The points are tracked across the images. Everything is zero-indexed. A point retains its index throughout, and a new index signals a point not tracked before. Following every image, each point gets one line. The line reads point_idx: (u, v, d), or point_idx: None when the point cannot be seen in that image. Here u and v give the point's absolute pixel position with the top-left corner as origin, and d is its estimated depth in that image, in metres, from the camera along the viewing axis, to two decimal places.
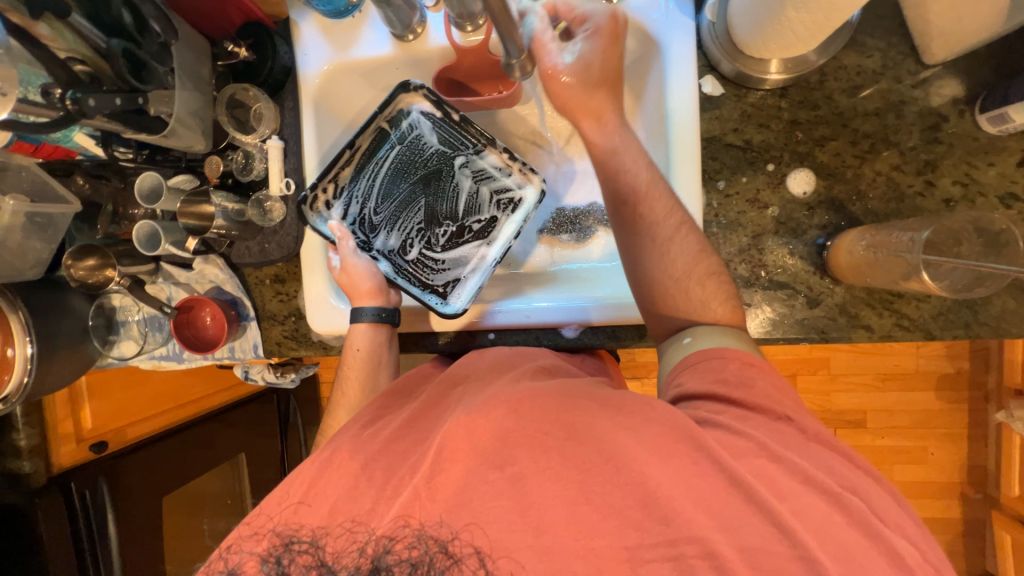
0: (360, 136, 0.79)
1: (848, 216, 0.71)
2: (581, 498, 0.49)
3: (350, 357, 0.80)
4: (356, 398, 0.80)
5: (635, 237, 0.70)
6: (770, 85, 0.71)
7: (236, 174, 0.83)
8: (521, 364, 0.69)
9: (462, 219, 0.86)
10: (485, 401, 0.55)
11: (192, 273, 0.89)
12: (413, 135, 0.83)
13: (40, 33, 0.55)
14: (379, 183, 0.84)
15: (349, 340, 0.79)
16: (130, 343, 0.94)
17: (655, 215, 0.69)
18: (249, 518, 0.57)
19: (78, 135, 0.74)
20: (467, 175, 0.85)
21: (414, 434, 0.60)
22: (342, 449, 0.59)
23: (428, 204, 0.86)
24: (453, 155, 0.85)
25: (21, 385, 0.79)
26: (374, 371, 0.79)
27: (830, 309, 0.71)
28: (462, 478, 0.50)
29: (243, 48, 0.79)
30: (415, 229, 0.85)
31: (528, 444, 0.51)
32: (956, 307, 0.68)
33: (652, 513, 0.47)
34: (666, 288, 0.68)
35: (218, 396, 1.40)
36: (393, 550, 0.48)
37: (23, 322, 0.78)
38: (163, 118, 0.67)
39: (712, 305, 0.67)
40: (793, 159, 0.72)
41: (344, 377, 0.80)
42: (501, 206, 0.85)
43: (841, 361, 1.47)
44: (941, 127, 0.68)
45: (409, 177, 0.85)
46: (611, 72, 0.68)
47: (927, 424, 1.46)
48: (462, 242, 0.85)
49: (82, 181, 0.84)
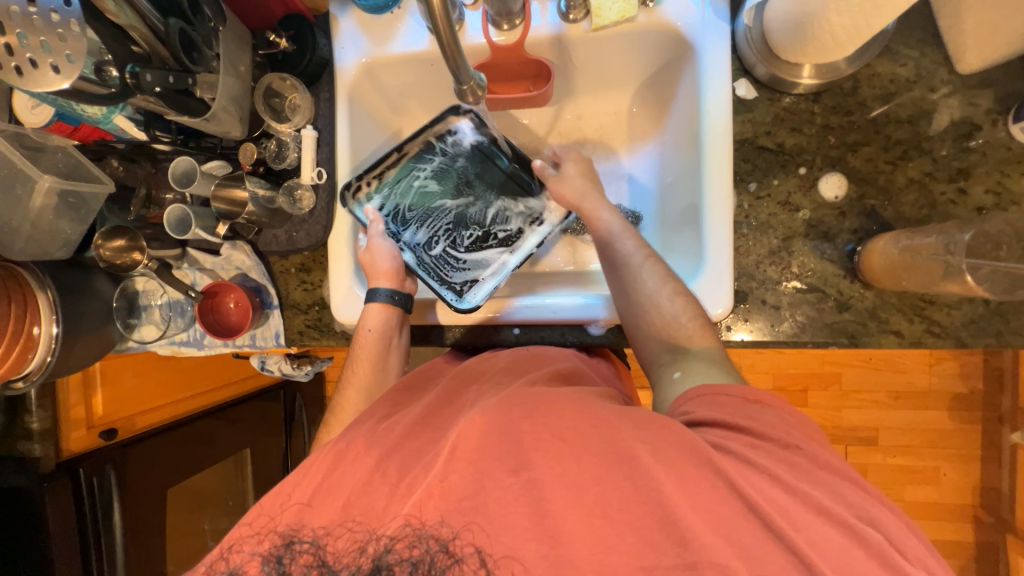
0: (408, 141, 0.82)
1: (880, 221, 0.71)
2: (596, 511, 0.48)
3: (361, 337, 0.79)
4: (366, 380, 0.80)
5: (613, 272, 0.75)
6: (803, 89, 0.72)
7: (269, 162, 0.84)
8: (538, 368, 0.69)
9: (489, 228, 0.87)
10: (509, 401, 0.55)
11: (219, 259, 0.88)
12: (457, 151, 0.86)
13: (105, 7, 0.53)
14: (420, 183, 0.87)
15: (363, 321, 0.79)
16: (151, 328, 0.94)
17: (628, 248, 0.75)
18: (248, 517, 0.55)
19: (119, 117, 0.75)
20: (501, 192, 0.87)
21: (430, 431, 0.59)
22: (356, 443, 0.58)
23: (458, 209, 0.87)
24: (490, 173, 0.87)
25: (44, 363, 0.79)
26: (385, 354, 0.79)
27: (860, 313, 0.71)
28: (475, 479, 0.49)
29: (284, 39, 0.80)
30: (443, 228, 0.87)
31: (545, 449, 0.50)
32: (988, 316, 0.68)
33: (667, 531, 0.47)
34: (643, 308, 0.71)
35: (226, 390, 1.40)
36: (393, 549, 0.47)
37: (50, 300, 0.79)
38: (205, 101, 0.69)
39: (682, 319, 0.69)
40: (825, 163, 0.72)
41: (353, 359, 0.80)
42: (530, 223, 0.86)
43: (852, 376, 1.46)
44: (973, 136, 0.69)
45: (446, 182, 0.87)
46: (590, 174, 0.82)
47: (939, 444, 1.44)
48: (486, 247, 0.86)
49: (116, 164, 0.85)
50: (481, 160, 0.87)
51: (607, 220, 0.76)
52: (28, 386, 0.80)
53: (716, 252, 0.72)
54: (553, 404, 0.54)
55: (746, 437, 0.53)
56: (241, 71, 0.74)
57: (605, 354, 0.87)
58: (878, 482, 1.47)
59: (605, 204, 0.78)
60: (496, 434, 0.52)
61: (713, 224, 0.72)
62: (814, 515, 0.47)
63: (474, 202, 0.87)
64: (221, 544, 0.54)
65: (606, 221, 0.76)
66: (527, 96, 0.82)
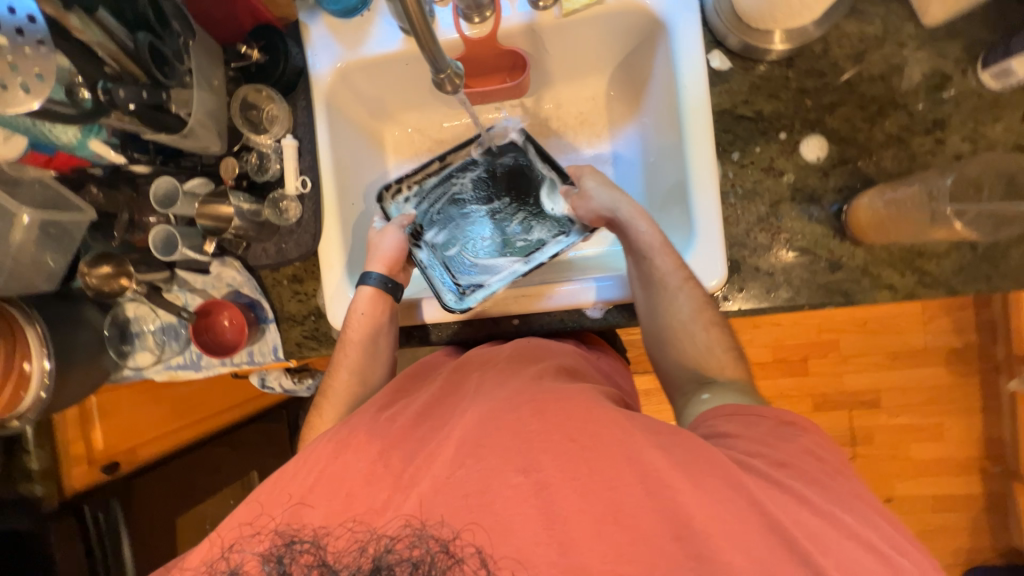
0: (451, 153, 0.88)
1: (863, 178, 0.72)
2: (607, 518, 0.47)
3: (351, 320, 0.79)
4: (356, 362, 0.79)
5: (646, 290, 0.74)
6: (774, 56, 0.73)
7: (251, 175, 0.83)
8: (545, 358, 0.69)
9: (511, 237, 0.88)
10: (513, 400, 0.56)
11: (209, 278, 0.87)
12: (494, 164, 0.90)
13: (71, 24, 0.53)
14: (456, 189, 0.90)
15: (354, 306, 0.79)
16: (145, 354, 0.92)
17: (666, 267, 0.73)
18: (246, 516, 0.53)
19: (94, 142, 0.73)
20: (530, 206, 0.88)
21: (431, 422, 0.59)
22: (359, 433, 0.57)
23: (480, 215, 0.89)
24: (518, 188, 0.89)
25: (38, 400, 0.78)
26: (376, 337, 0.79)
27: (853, 271, 0.72)
28: (481, 475, 0.49)
29: (256, 50, 0.81)
30: (463, 233, 0.89)
31: (552, 448, 0.50)
32: (977, 261, 0.69)
33: (667, 515, 0.47)
34: (676, 333, 0.73)
35: (229, 413, 1.32)
36: (393, 549, 0.47)
37: (39, 334, 0.77)
38: (182, 117, 0.67)
39: (715, 351, 0.72)
40: (804, 127, 0.73)
41: (343, 341, 0.79)
42: (556, 236, 0.86)
43: (851, 342, 1.46)
44: (945, 87, 0.70)
45: (479, 189, 0.89)
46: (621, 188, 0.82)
47: (942, 400, 1.45)
48: (501, 254, 0.87)
49: (96, 191, 0.83)
50: (513, 172, 0.89)
51: (648, 236, 0.75)
52: (24, 423, 0.80)
53: (706, 226, 0.73)
54: (563, 400, 0.55)
55: (773, 458, 0.54)
56: (214, 86, 0.76)
57: (605, 349, 0.87)
58: (884, 442, 1.48)
59: (642, 217, 0.77)
60: (508, 431, 0.52)
61: (700, 195, 0.72)
62: (834, 529, 0.47)
63: (501, 207, 0.89)
64: (220, 540, 0.52)
65: (643, 237, 0.75)
66: (502, 87, 0.82)
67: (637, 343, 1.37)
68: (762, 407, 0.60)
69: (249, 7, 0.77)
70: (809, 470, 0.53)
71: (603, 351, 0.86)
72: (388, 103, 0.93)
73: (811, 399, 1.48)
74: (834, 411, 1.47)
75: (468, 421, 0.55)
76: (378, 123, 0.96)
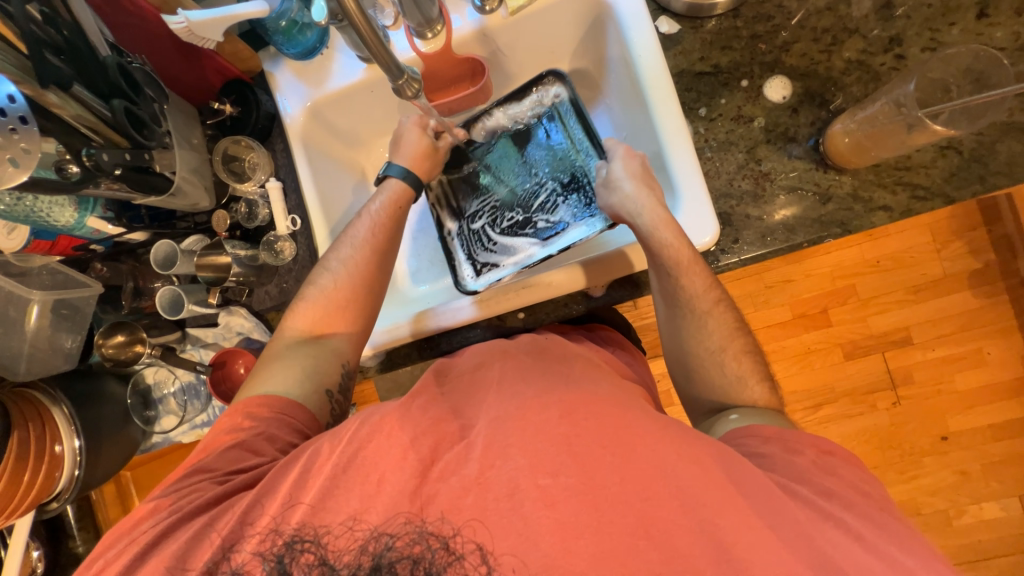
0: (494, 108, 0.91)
1: (833, 108, 0.73)
2: (640, 531, 0.47)
3: (364, 213, 0.79)
4: (363, 276, 0.75)
5: (674, 309, 0.71)
6: (721, 9, 0.75)
7: (243, 224, 0.86)
8: (576, 354, 0.67)
9: (534, 214, 0.89)
10: (545, 398, 0.54)
11: (219, 329, 0.88)
12: (527, 126, 0.91)
13: (50, 101, 0.56)
14: (489, 149, 0.93)
15: (391, 197, 0.80)
16: (170, 417, 0.94)
17: (695, 289, 0.69)
18: (250, 518, 0.53)
19: (91, 219, 0.77)
20: (558, 177, 0.88)
21: (460, 419, 0.56)
22: (392, 416, 0.55)
23: (501, 190, 0.92)
24: (546, 164, 0.90)
25: (74, 479, 0.80)
26: (399, 230, 0.79)
27: (844, 200, 0.71)
28: (511, 476, 0.49)
29: (228, 105, 0.85)
30: (490, 206, 0.91)
31: (585, 453, 0.49)
32: (966, 164, 0.69)
33: (679, 491, 0.48)
34: (702, 362, 0.70)
35: None
36: (394, 546, 0.48)
37: (67, 415, 0.80)
38: (168, 176, 0.72)
39: (750, 383, 0.68)
40: (764, 70, 0.74)
41: (367, 219, 0.78)
42: (578, 215, 0.85)
43: (867, 284, 1.42)
44: (895, 5, 0.71)
45: (499, 163, 0.92)
46: (641, 171, 0.73)
47: (975, 323, 1.39)
48: (522, 233, 0.88)
49: (100, 266, 0.85)
50: (541, 142, 0.90)
51: (674, 251, 0.68)
52: (62, 504, 0.80)
53: (688, 186, 0.72)
54: (593, 399, 0.54)
55: (817, 486, 0.53)
56: (194, 143, 0.79)
57: (623, 344, 0.87)
58: (925, 379, 1.40)
59: (670, 228, 0.68)
60: (535, 432, 0.51)
61: (676, 158, 0.73)
62: (848, 538, 0.48)
63: (525, 182, 0.91)
64: (218, 539, 0.53)
65: (671, 253, 0.68)
66: (466, 93, 0.86)
67: (649, 327, 1.36)
68: (796, 438, 0.58)
69: (216, 66, 0.81)
70: (853, 500, 0.52)
71: (613, 341, 0.86)
72: (363, 133, 0.95)
73: (840, 348, 1.43)
74: (866, 356, 1.42)
75: (494, 416, 0.54)
76: (358, 153, 0.98)
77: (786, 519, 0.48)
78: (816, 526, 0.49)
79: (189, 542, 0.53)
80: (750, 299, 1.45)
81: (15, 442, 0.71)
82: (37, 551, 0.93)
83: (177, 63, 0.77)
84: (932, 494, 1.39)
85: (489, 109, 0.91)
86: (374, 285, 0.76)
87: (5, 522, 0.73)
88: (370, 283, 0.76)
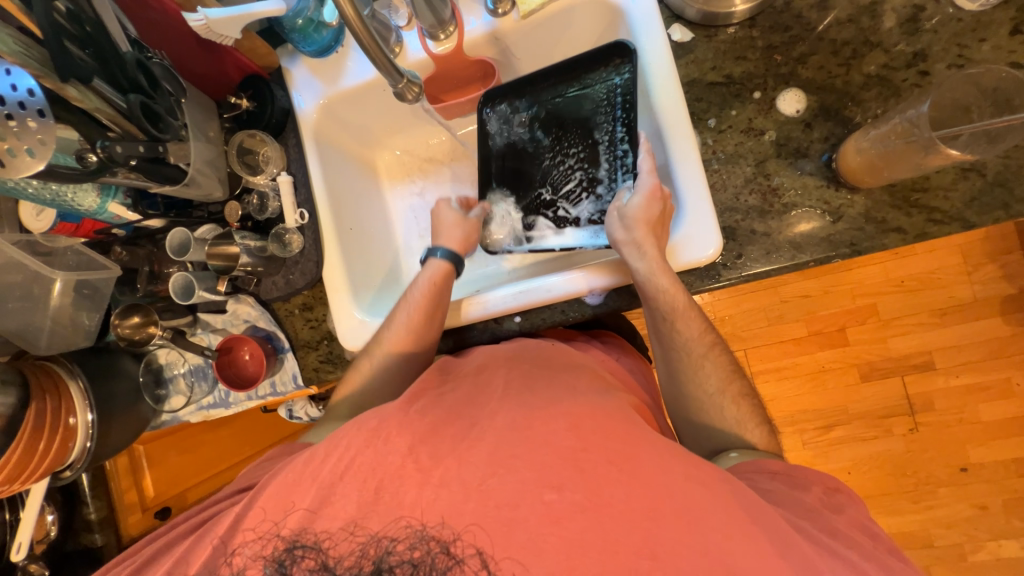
0: (554, 71, 0.85)
1: (850, 124, 0.70)
2: (644, 553, 0.47)
3: (408, 299, 0.79)
4: (398, 357, 0.77)
5: (669, 349, 0.71)
6: (739, 18, 0.73)
7: (254, 215, 0.88)
8: (577, 365, 0.68)
9: (560, 198, 0.87)
10: (552, 409, 0.54)
11: (227, 316, 0.92)
12: (577, 99, 0.85)
13: (69, 95, 0.58)
14: (536, 112, 0.88)
15: (432, 277, 0.79)
16: (179, 397, 0.98)
17: (691, 333, 0.70)
18: (244, 523, 0.55)
19: (112, 204, 0.82)
20: (585, 166, 0.85)
21: (463, 419, 0.56)
22: (390, 422, 0.55)
23: (535, 164, 0.89)
24: (582, 151, 0.85)
25: (85, 450, 0.84)
26: (440, 312, 0.79)
27: (855, 219, 0.69)
28: (515, 488, 0.50)
29: (245, 100, 0.87)
30: (528, 174, 0.89)
31: (592, 471, 0.50)
32: (989, 189, 0.65)
33: (681, 514, 0.48)
34: (702, 402, 0.69)
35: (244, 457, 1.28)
36: (394, 550, 0.49)
37: (82, 390, 0.84)
38: (183, 168, 0.75)
39: (748, 427, 0.67)
40: (778, 82, 0.72)
41: (408, 304, 0.78)
42: (594, 218, 0.85)
43: (890, 304, 1.36)
44: (922, 18, 0.68)
45: (542, 133, 0.88)
46: (656, 214, 0.69)
47: (1003, 353, 1.32)
48: (542, 213, 0.88)
49: (120, 250, 0.89)
50: (584, 120, 0.84)
51: (669, 296, 0.68)
52: (76, 473, 0.85)
53: (694, 203, 0.71)
54: (602, 415, 0.54)
55: (824, 524, 0.53)
56: (210, 136, 0.82)
57: (626, 348, 0.86)
58: (946, 407, 1.34)
59: (665, 276, 0.68)
60: (542, 444, 0.51)
61: (683, 166, 0.71)
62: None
63: (559, 162, 0.87)
64: (222, 538, 0.55)
65: (668, 299, 0.68)
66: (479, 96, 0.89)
67: None
68: (806, 472, 0.59)
69: (235, 62, 0.84)
70: (852, 537, 0.52)
71: (622, 347, 0.86)
72: (376, 131, 0.98)
73: (856, 369, 1.38)
74: (882, 378, 1.37)
75: (499, 427, 0.54)
76: (368, 151, 1.01)
77: (795, 550, 0.47)
78: (825, 562, 0.48)
79: (188, 554, 0.56)
80: (763, 315, 1.42)
81: (31, 415, 0.76)
82: (51, 515, 0.99)
83: (196, 57, 0.80)
84: (945, 527, 1.33)
85: (551, 74, 0.85)
86: (412, 362, 0.78)
87: (22, 486, 0.78)
88: (406, 360, 0.78)
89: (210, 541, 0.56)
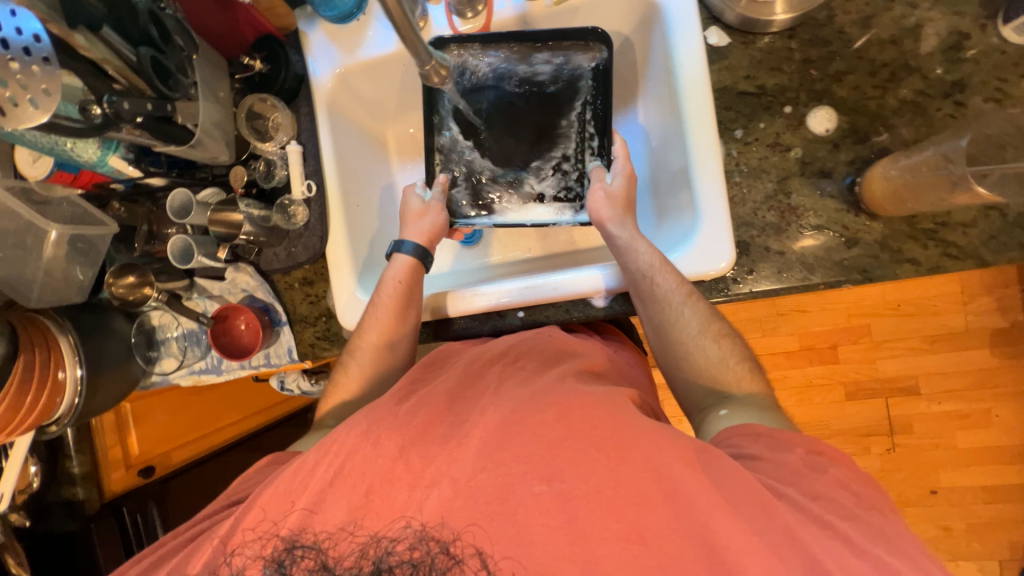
0: (531, 34, 0.78)
1: (876, 147, 0.69)
2: (631, 537, 0.47)
3: (377, 300, 0.78)
4: (374, 363, 0.78)
5: (666, 342, 0.71)
6: (776, 28, 0.71)
7: (260, 182, 0.86)
8: (572, 355, 0.68)
9: (524, 169, 0.83)
10: (538, 401, 0.55)
11: (224, 283, 0.90)
12: (555, 75, 0.81)
13: (77, 43, 0.57)
14: (506, 70, 0.81)
15: (397, 274, 0.78)
16: (170, 360, 0.96)
17: (691, 328, 0.69)
18: (244, 525, 0.54)
19: (114, 158, 0.77)
20: (552, 139, 0.82)
21: (449, 417, 0.57)
22: (379, 425, 0.55)
23: (498, 129, 0.84)
24: (551, 121, 0.82)
25: (72, 407, 0.82)
26: (409, 311, 0.78)
27: (871, 246, 0.68)
28: (503, 482, 0.50)
29: (258, 61, 0.83)
30: (490, 137, 0.84)
31: (580, 458, 0.50)
32: (1008, 228, 0.65)
33: (674, 506, 0.47)
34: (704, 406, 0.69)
35: (229, 416, 1.29)
36: (394, 551, 0.48)
37: (72, 344, 0.82)
38: (190, 129, 0.72)
39: None
40: (810, 98, 0.71)
41: (375, 306, 0.77)
42: (558, 195, 0.83)
43: (885, 328, 1.37)
44: (965, 47, 0.67)
45: (517, 98, 0.83)
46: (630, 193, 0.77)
47: (986, 384, 1.35)
48: (499, 181, 0.84)
49: (119, 206, 0.89)
50: (558, 96, 0.81)
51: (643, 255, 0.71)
52: (61, 428, 0.84)
53: (710, 208, 0.70)
54: (587, 401, 0.54)
55: (806, 486, 0.51)
56: (220, 96, 0.78)
57: (623, 341, 0.86)
58: (925, 431, 1.37)
59: (642, 239, 0.73)
60: (530, 435, 0.52)
61: (705, 181, 0.70)
62: None
63: (524, 132, 0.83)
64: (221, 534, 0.55)
65: (642, 255, 0.71)
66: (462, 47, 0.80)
67: None
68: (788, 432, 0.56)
69: (249, 20, 0.79)
70: (845, 504, 0.50)
71: (621, 342, 0.85)
72: (389, 106, 0.94)
73: (842, 388, 1.40)
74: (868, 399, 1.39)
75: (489, 421, 0.54)
76: (379, 125, 0.97)
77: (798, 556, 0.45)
78: (809, 531, 0.46)
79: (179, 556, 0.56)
80: (759, 325, 1.43)
81: (19, 366, 0.74)
82: (34, 466, 0.96)
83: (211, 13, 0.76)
84: None
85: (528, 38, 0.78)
86: (387, 364, 0.79)
87: (8, 437, 0.78)
88: (383, 364, 0.78)
89: (211, 543, 0.55)
